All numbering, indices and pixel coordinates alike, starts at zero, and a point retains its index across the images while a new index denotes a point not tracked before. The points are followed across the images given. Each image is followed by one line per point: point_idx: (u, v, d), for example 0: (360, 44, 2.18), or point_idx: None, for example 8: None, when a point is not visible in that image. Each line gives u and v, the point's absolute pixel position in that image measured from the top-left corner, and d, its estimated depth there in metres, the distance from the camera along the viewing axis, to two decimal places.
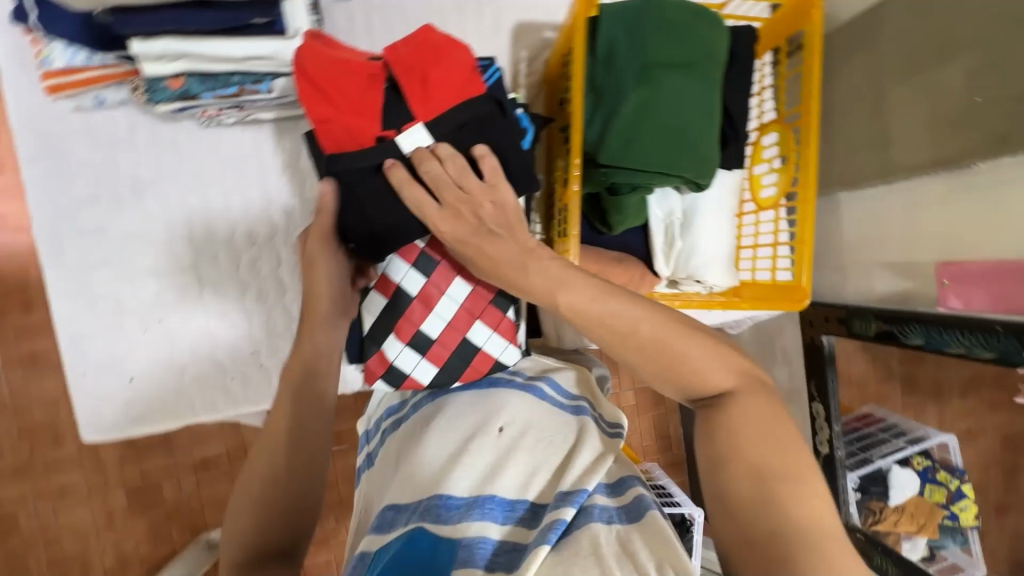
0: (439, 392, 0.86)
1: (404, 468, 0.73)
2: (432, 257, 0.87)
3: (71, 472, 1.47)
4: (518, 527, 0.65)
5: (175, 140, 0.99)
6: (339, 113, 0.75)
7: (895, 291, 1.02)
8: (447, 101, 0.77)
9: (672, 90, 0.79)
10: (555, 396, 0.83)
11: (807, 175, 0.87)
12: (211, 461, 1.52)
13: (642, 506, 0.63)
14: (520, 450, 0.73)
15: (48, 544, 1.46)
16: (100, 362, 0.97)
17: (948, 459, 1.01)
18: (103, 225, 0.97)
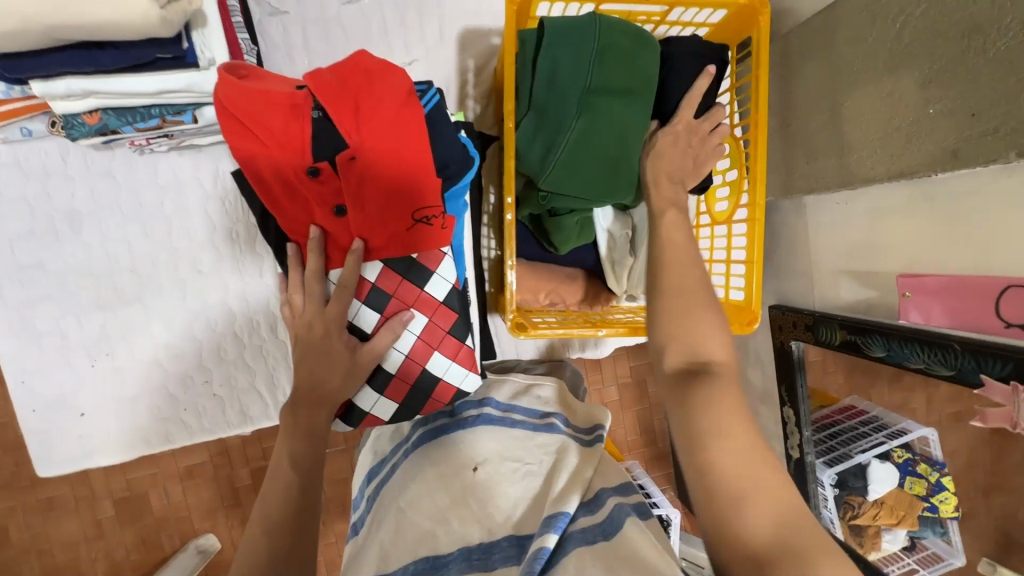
0: (413, 448, 0.82)
1: (386, 531, 0.69)
2: (384, 291, 0.78)
3: (59, 485, 1.48)
4: (507, 567, 0.59)
5: (111, 169, 0.95)
6: (265, 149, 0.67)
7: (861, 299, 0.99)
8: (385, 127, 0.69)
9: (610, 111, 0.76)
10: (526, 419, 0.81)
11: (756, 183, 0.84)
12: (195, 469, 1.52)
13: (621, 515, 0.61)
14: (498, 488, 0.69)
15: (42, 553, 1.49)
16: (49, 398, 0.96)
17: (928, 451, 0.94)
18: (42, 260, 0.95)
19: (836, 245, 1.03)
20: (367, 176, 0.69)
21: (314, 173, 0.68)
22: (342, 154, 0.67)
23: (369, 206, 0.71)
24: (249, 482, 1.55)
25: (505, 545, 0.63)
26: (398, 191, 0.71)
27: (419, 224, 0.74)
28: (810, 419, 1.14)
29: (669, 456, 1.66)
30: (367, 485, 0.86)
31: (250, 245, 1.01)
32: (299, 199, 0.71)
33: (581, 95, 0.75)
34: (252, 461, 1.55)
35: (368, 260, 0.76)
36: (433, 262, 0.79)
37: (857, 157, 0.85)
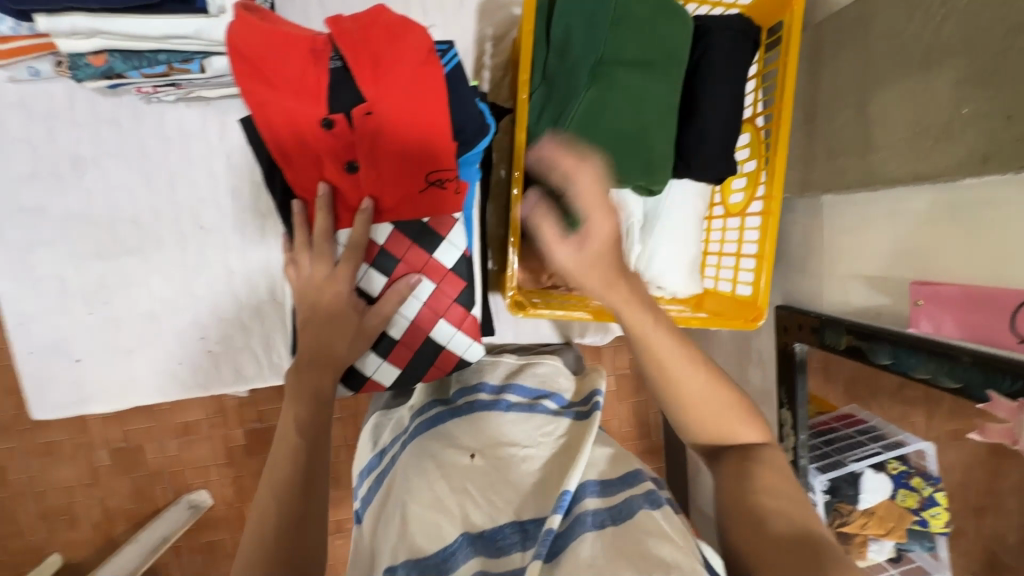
0: (411, 437, 0.78)
1: (393, 521, 0.65)
2: (392, 255, 0.76)
3: (57, 431, 1.50)
4: (513, 553, 0.58)
5: (118, 117, 0.94)
6: (278, 95, 0.65)
7: (871, 305, 0.96)
8: (404, 82, 0.67)
9: (627, 89, 0.72)
10: (520, 401, 0.81)
11: (774, 179, 0.80)
12: (192, 427, 1.53)
13: (632, 505, 0.61)
14: (499, 484, 0.67)
15: (38, 495, 1.51)
16: (45, 342, 0.96)
17: (925, 465, 0.96)
18: (44, 203, 0.94)
19: (849, 248, 1.00)
20: (383, 132, 0.68)
21: (328, 125, 0.66)
22: (358, 108, 0.66)
23: (382, 162, 0.69)
24: (243, 442, 1.56)
25: (509, 531, 0.61)
26: (412, 149, 0.69)
27: (433, 187, 0.73)
28: (806, 424, 1.11)
29: (661, 450, 1.66)
30: (360, 480, 0.80)
31: (254, 205, 0.99)
32: (311, 152, 0.68)
33: (596, 68, 0.72)
34: (248, 422, 1.56)
35: (379, 222, 0.75)
36: (444, 228, 0.77)
37: (881, 156, 0.82)
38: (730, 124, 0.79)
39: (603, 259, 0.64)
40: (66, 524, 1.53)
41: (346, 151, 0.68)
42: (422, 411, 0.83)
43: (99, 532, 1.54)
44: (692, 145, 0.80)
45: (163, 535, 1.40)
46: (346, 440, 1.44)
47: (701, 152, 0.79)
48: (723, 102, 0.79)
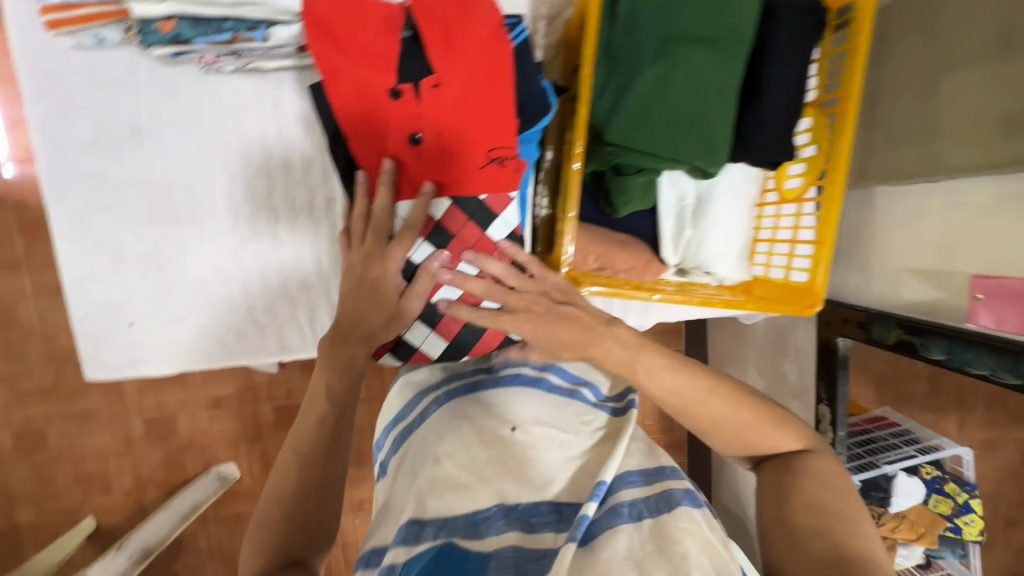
0: (446, 397, 0.79)
1: (423, 472, 0.70)
2: (447, 231, 0.75)
3: (95, 399, 1.52)
4: (545, 532, 0.60)
5: (176, 87, 0.95)
6: (353, 64, 0.68)
7: (923, 301, 0.94)
8: (472, 56, 0.70)
9: (693, 65, 0.71)
10: (561, 386, 0.81)
11: (837, 165, 0.78)
12: (222, 400, 1.58)
13: (672, 499, 0.62)
14: (535, 458, 0.68)
15: (74, 461, 1.54)
16: (102, 304, 0.99)
17: (960, 471, 1.01)
18: (103, 169, 0.96)
19: (899, 243, 0.98)
20: (448, 105, 0.69)
21: (396, 94, 0.68)
22: (426, 81, 0.69)
23: (446, 135, 0.70)
24: (271, 418, 1.61)
25: (544, 509, 0.63)
26: (475, 123, 0.71)
27: (492, 163, 0.74)
28: (845, 421, 1.10)
29: (683, 444, 1.65)
30: (391, 426, 0.84)
31: (304, 179, 1.00)
32: (376, 122, 0.69)
33: (661, 43, 0.71)
34: (276, 399, 1.60)
35: (438, 197, 0.74)
36: (499, 205, 0.76)
37: (948, 145, 0.80)
38: (793, 107, 0.78)
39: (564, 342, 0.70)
40: (99, 489, 1.55)
41: (411, 121, 0.69)
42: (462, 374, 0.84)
43: (131, 500, 1.57)
44: (749, 126, 0.78)
45: (194, 502, 1.44)
46: (371, 419, 1.49)
47: (763, 133, 0.77)
48: (788, 82, 0.77)
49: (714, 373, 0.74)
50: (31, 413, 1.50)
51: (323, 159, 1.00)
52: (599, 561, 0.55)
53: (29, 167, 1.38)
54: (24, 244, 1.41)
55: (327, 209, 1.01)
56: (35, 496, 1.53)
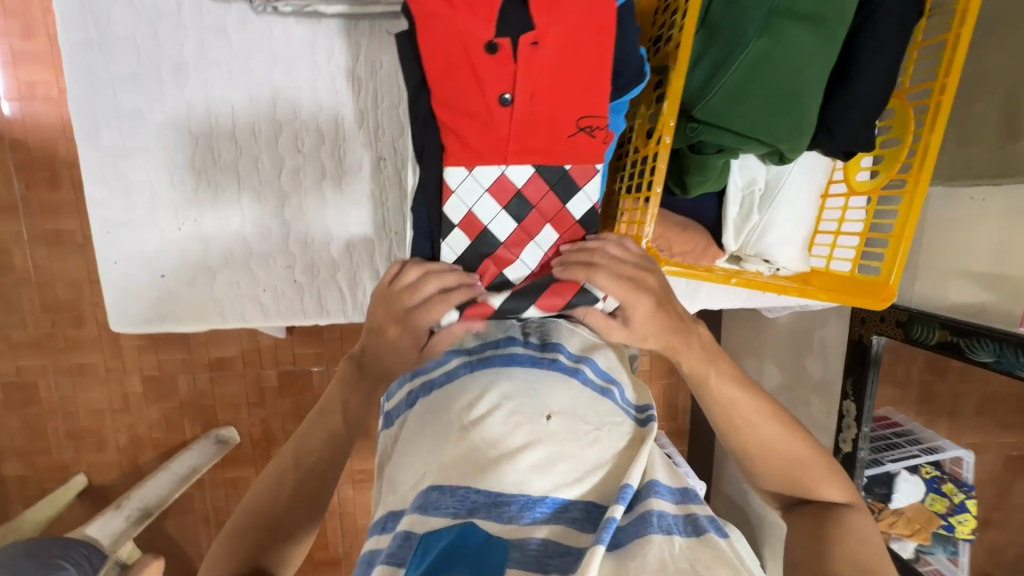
0: (477, 363, 0.67)
1: (446, 444, 0.62)
2: (527, 200, 0.73)
3: (90, 353, 1.42)
4: (569, 528, 0.56)
5: (222, 25, 0.89)
6: (453, 11, 0.63)
7: (972, 303, 0.93)
8: (575, 13, 0.65)
9: (794, 43, 0.68)
10: (595, 380, 0.70)
11: (924, 163, 0.76)
12: (225, 362, 1.46)
13: (703, 525, 0.58)
14: (568, 447, 0.62)
15: (67, 416, 1.44)
16: (132, 252, 0.94)
17: (959, 472, 0.98)
18: (142, 107, 0.90)
19: (950, 245, 0.96)
20: (544, 66, 0.66)
21: (493, 48, 0.65)
22: (526, 36, 0.65)
23: (539, 98, 0.67)
24: (276, 383, 1.49)
25: (575, 507, 0.59)
26: (569, 87, 0.68)
27: (581, 132, 0.70)
28: (871, 416, 1.09)
29: (687, 434, 1.63)
30: (403, 378, 0.73)
31: (353, 135, 0.96)
32: (470, 75, 0.66)
33: (765, 16, 0.68)
34: (282, 362, 1.48)
35: (518, 163, 0.72)
36: (582, 177, 0.74)
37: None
38: (881, 95, 0.75)
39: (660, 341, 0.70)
40: (92, 448, 1.46)
41: (505, 79, 0.66)
42: (492, 339, 0.71)
43: (124, 459, 1.48)
44: (837, 112, 0.76)
45: (193, 465, 1.35)
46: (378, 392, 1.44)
47: (850, 121, 0.75)
48: (883, 68, 0.74)
49: (768, 400, 0.72)
50: (22, 363, 1.40)
51: (373, 116, 0.95)
52: (636, 565, 0.53)
53: (26, 105, 1.26)
54: (22, 186, 1.30)
55: (374, 167, 0.97)
56: (26, 450, 1.44)
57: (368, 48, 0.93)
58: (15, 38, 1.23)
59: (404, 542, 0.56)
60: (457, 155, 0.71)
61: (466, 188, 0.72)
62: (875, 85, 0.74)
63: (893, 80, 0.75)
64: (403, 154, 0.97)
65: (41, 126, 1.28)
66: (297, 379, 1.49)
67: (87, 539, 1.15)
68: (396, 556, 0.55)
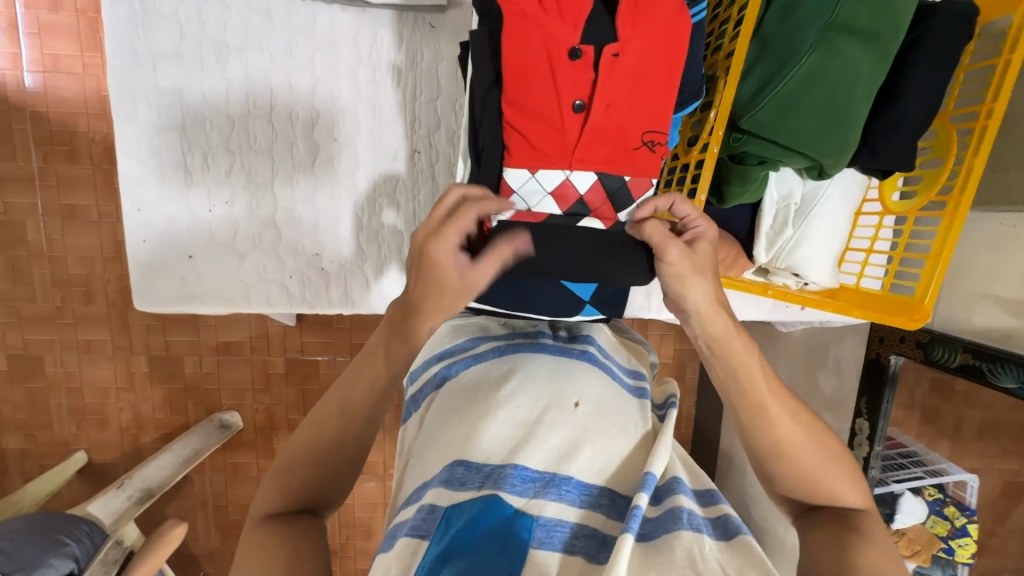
0: (508, 348, 0.73)
1: (474, 412, 0.64)
2: (587, 206, 0.74)
3: (98, 330, 1.40)
4: (594, 512, 0.58)
5: (268, 9, 0.89)
6: (544, 14, 0.65)
7: (997, 328, 0.91)
8: (658, 27, 0.66)
9: (847, 61, 0.68)
10: (620, 374, 0.75)
11: (967, 186, 0.76)
12: (233, 346, 1.45)
13: (732, 525, 0.58)
14: (598, 434, 0.63)
15: (71, 392, 1.43)
16: (161, 230, 0.93)
17: (962, 495, 0.99)
18: (181, 85, 0.90)
19: (975, 268, 0.96)
20: (623, 77, 0.67)
21: (576, 54, 0.66)
22: (608, 48, 0.66)
23: (614, 109, 0.68)
24: (283, 370, 1.48)
25: (598, 493, 0.60)
26: (643, 100, 0.69)
27: (644, 147, 0.72)
28: (883, 436, 1.08)
29: (690, 444, 1.62)
30: (433, 358, 0.77)
31: (389, 127, 0.95)
32: (547, 79, 0.67)
33: (820, 31, 0.68)
34: (290, 350, 1.47)
35: (583, 170, 0.72)
36: (637, 191, 0.75)
37: None
38: (924, 115, 0.75)
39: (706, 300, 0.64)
40: (94, 425, 1.45)
41: (581, 88, 0.67)
42: (524, 332, 0.77)
43: (126, 438, 1.47)
44: (883, 128, 0.76)
45: (196, 449, 1.30)
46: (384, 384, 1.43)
47: (891, 139, 0.75)
48: (927, 89, 0.74)
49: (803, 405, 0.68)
50: (29, 336, 1.39)
51: (411, 108, 0.95)
52: (659, 561, 0.53)
53: (50, 78, 1.25)
54: (40, 158, 1.29)
55: (409, 160, 0.97)
56: (27, 424, 1.43)
57: (410, 39, 0.92)
58: (42, 10, 1.22)
59: (428, 514, 0.56)
60: (520, 157, 0.72)
61: (528, 190, 0.73)
62: (918, 106, 0.74)
63: (936, 101, 0.75)
64: (439, 148, 0.97)
65: (62, 100, 1.26)
66: (304, 367, 1.48)
67: (88, 518, 1.12)
68: (419, 528, 0.55)
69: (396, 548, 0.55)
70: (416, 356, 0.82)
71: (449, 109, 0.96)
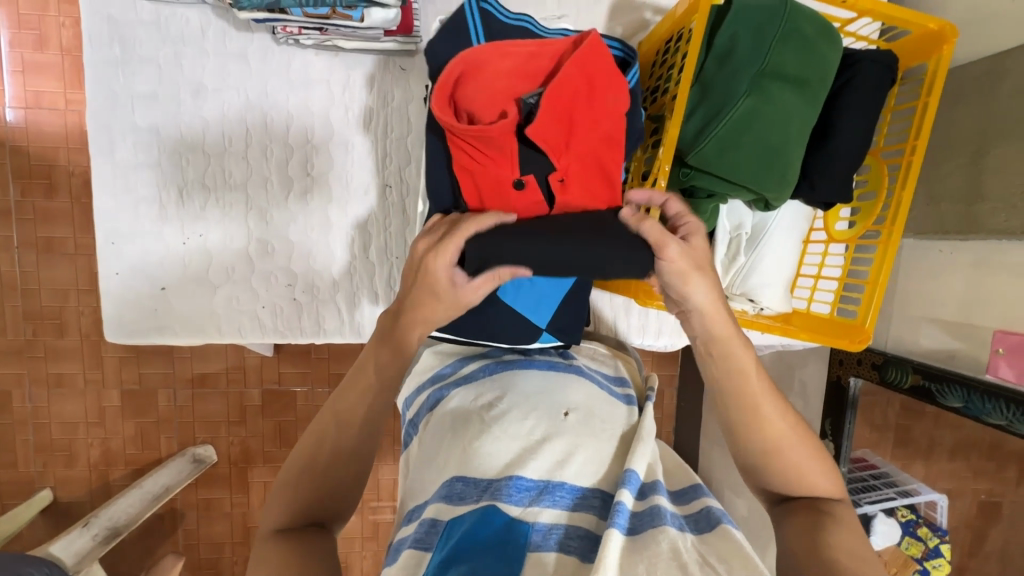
0: (497, 365, 0.77)
1: (466, 433, 0.66)
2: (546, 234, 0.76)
3: (70, 363, 1.39)
4: (589, 514, 0.59)
5: (245, 53, 0.94)
6: (486, 165, 0.69)
7: (942, 349, 0.96)
8: (592, 147, 0.70)
9: (781, 103, 0.75)
10: (608, 382, 0.80)
11: (897, 217, 0.83)
12: (209, 378, 1.44)
13: (712, 518, 0.60)
14: (588, 439, 0.66)
15: (39, 428, 1.40)
16: (135, 264, 0.95)
17: (933, 516, 1.01)
18: (158, 124, 0.93)
19: (915, 293, 1.02)
20: (575, 196, 0.72)
21: (521, 185, 0.69)
22: (552, 176, 0.70)
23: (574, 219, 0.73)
24: (259, 402, 1.47)
25: (591, 494, 0.62)
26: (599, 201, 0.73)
27: None
28: (850, 457, 1.11)
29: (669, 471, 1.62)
30: (426, 383, 0.81)
31: (362, 166, 0.99)
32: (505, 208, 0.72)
33: (754, 77, 0.74)
34: (266, 381, 1.47)
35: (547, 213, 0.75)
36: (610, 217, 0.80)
37: (989, 207, 0.88)
38: (857, 153, 0.81)
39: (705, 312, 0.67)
40: (62, 462, 1.42)
41: (537, 208, 0.72)
42: (516, 349, 0.85)
43: (95, 475, 1.43)
44: (819, 165, 0.82)
45: (166, 485, 1.28)
46: None
47: (828, 175, 0.81)
48: (859, 131, 0.81)
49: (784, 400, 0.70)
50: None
51: (382, 146, 0.99)
52: (647, 553, 0.53)
53: (31, 114, 1.28)
54: (17, 192, 1.30)
55: (380, 194, 1.01)
56: None
57: (381, 83, 0.98)
58: (26, 48, 1.26)
59: (432, 528, 0.58)
60: None
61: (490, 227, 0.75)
62: (850, 144, 0.81)
63: (866, 138, 0.81)
64: (408, 183, 1.01)
65: (42, 135, 1.29)
66: (280, 399, 1.47)
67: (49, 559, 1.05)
68: (423, 541, 0.57)
69: (401, 560, 0.56)
70: (408, 384, 0.85)
71: (419, 146, 1.00)
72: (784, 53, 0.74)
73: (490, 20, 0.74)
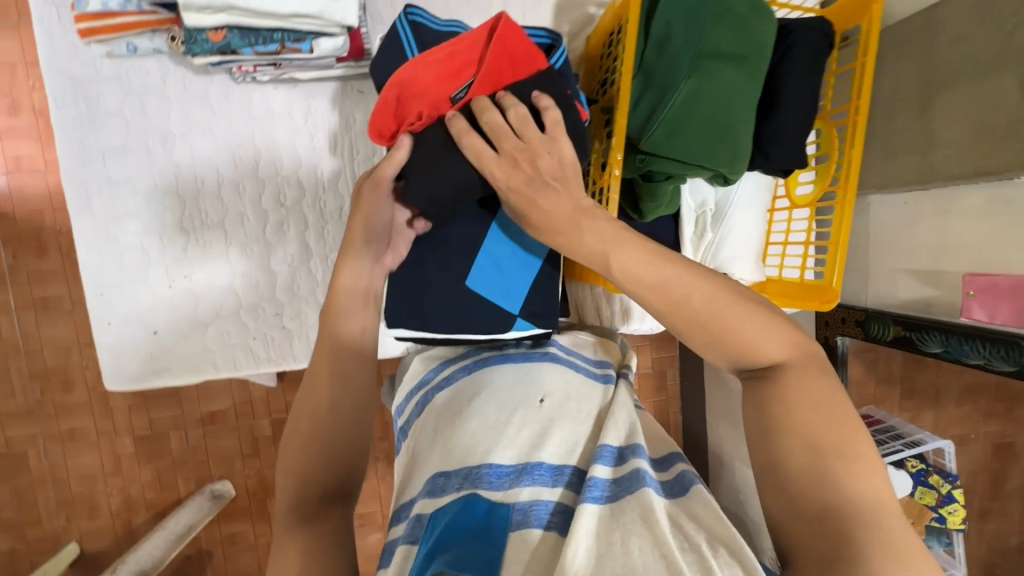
0: (476, 364, 0.79)
1: (450, 432, 0.69)
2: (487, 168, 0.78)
3: (82, 417, 1.42)
4: (568, 491, 0.62)
5: (207, 95, 0.97)
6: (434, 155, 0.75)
7: (919, 298, 0.98)
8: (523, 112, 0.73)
9: (719, 81, 0.77)
10: (587, 366, 0.82)
11: (850, 174, 0.86)
12: (218, 415, 1.47)
13: (687, 480, 0.63)
14: (564, 422, 0.69)
15: (59, 483, 1.43)
16: (127, 313, 0.98)
17: (943, 463, 1.02)
18: (132, 174, 0.96)
19: (887, 247, 1.04)
20: None
21: None
22: None
23: None
24: (269, 432, 1.50)
25: (570, 473, 0.64)
26: None
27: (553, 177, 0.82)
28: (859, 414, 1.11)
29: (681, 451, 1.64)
30: (414, 390, 0.83)
31: (332, 190, 1.02)
32: None
33: (691, 59, 0.76)
34: (275, 411, 1.49)
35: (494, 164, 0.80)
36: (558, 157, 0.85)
37: (942, 154, 0.89)
38: (806, 118, 0.83)
39: (535, 185, 0.67)
40: (86, 513, 1.45)
41: None
42: (490, 344, 0.86)
43: (118, 522, 1.46)
44: (769, 135, 0.84)
45: (188, 523, 1.30)
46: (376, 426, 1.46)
47: (779, 142, 0.83)
48: (802, 95, 0.83)
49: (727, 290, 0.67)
50: (13, 433, 1.40)
51: (350, 168, 1.02)
52: (623, 520, 0.55)
53: (13, 179, 1.31)
54: (9, 256, 1.34)
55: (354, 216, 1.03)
56: (18, 523, 1.43)
57: (341, 107, 1.00)
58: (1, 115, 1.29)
59: (417, 522, 0.61)
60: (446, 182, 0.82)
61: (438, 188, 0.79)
62: (794, 110, 0.83)
63: (810, 103, 0.84)
64: None
65: (27, 198, 1.32)
66: None
67: None
68: (412, 535, 0.60)
69: (396, 558, 0.59)
70: (399, 393, 0.88)
71: None
72: (716, 30, 0.76)
73: (421, 33, 0.77)
